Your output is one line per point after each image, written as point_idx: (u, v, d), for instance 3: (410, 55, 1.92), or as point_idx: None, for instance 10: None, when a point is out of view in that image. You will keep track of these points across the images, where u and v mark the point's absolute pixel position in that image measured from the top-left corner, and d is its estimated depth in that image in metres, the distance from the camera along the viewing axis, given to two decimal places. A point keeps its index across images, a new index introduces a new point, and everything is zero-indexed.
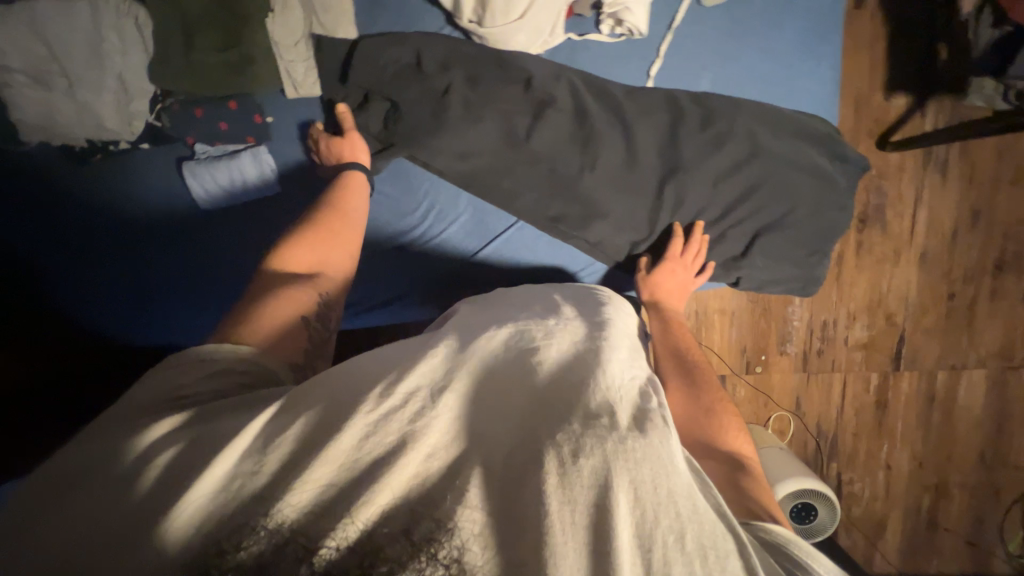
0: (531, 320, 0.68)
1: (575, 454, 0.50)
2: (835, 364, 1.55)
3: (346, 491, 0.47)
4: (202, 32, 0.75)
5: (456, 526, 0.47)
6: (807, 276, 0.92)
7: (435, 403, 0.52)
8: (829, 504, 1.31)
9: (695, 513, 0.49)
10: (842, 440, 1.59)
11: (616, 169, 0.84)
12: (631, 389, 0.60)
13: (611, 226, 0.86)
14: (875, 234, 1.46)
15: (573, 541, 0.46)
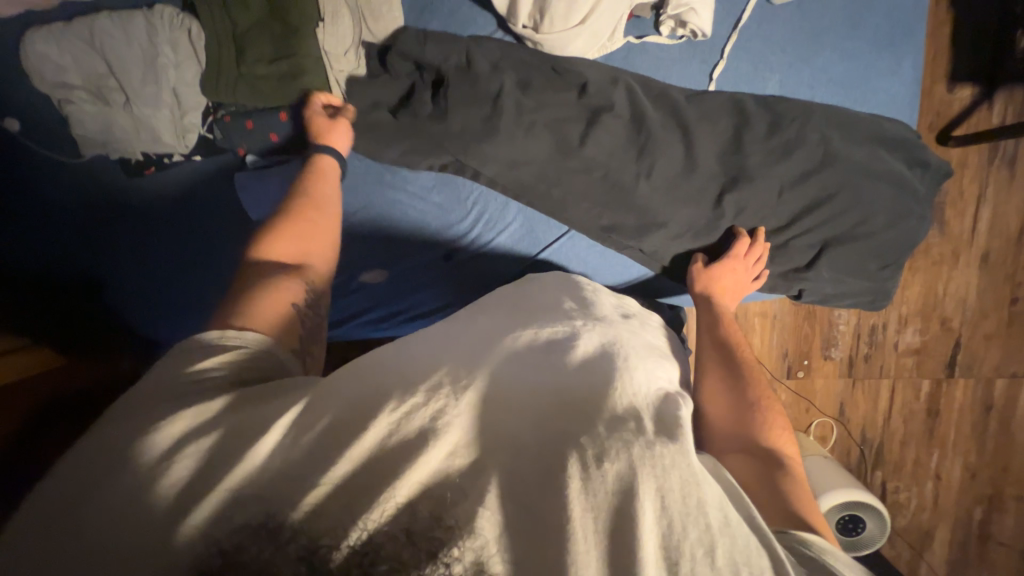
0: (555, 320, 0.67)
1: (599, 458, 0.48)
2: (883, 370, 1.49)
3: (366, 484, 0.46)
4: (254, 45, 0.74)
5: (475, 529, 0.45)
6: (876, 289, 0.87)
7: (458, 401, 0.51)
8: (878, 517, 1.27)
9: (729, 527, 0.47)
10: (888, 448, 1.53)
11: (673, 176, 0.81)
12: (656, 398, 0.60)
13: (666, 236, 0.84)
14: (933, 234, 1.38)
15: (595, 550, 0.44)
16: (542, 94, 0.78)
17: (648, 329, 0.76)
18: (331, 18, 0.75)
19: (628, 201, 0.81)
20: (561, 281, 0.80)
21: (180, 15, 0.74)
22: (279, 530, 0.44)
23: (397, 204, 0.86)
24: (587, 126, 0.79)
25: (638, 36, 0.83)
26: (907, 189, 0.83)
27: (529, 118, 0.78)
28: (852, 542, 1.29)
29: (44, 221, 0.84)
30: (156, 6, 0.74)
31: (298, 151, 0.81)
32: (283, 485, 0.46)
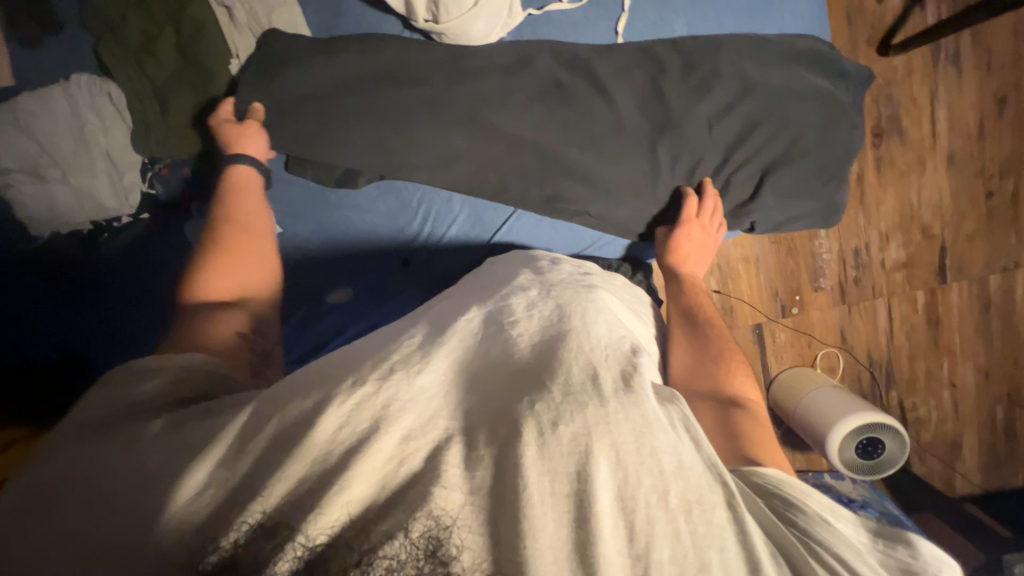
0: (509, 294, 0.69)
1: (555, 423, 0.50)
2: (876, 290, 1.48)
3: (324, 480, 0.46)
4: (176, 95, 0.78)
5: (437, 509, 0.47)
6: (827, 205, 0.90)
7: (410, 385, 0.52)
8: (896, 436, 1.26)
9: (682, 470, 0.49)
10: (897, 366, 1.52)
11: (604, 134, 0.84)
12: (615, 349, 0.61)
13: (611, 195, 0.86)
14: (896, 145, 1.37)
15: (552, 512, 0.46)
16: (460, 83, 0.82)
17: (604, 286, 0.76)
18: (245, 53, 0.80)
19: (562, 171, 0.85)
20: (515, 259, 0.82)
21: (99, 79, 0.76)
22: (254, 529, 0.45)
23: (347, 221, 0.87)
24: (521, 108, 0.83)
25: (539, 7, 0.83)
26: (823, 107, 0.87)
27: (453, 116, 0.83)
28: (872, 465, 1.29)
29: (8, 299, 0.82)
30: (73, 76, 0.76)
31: None
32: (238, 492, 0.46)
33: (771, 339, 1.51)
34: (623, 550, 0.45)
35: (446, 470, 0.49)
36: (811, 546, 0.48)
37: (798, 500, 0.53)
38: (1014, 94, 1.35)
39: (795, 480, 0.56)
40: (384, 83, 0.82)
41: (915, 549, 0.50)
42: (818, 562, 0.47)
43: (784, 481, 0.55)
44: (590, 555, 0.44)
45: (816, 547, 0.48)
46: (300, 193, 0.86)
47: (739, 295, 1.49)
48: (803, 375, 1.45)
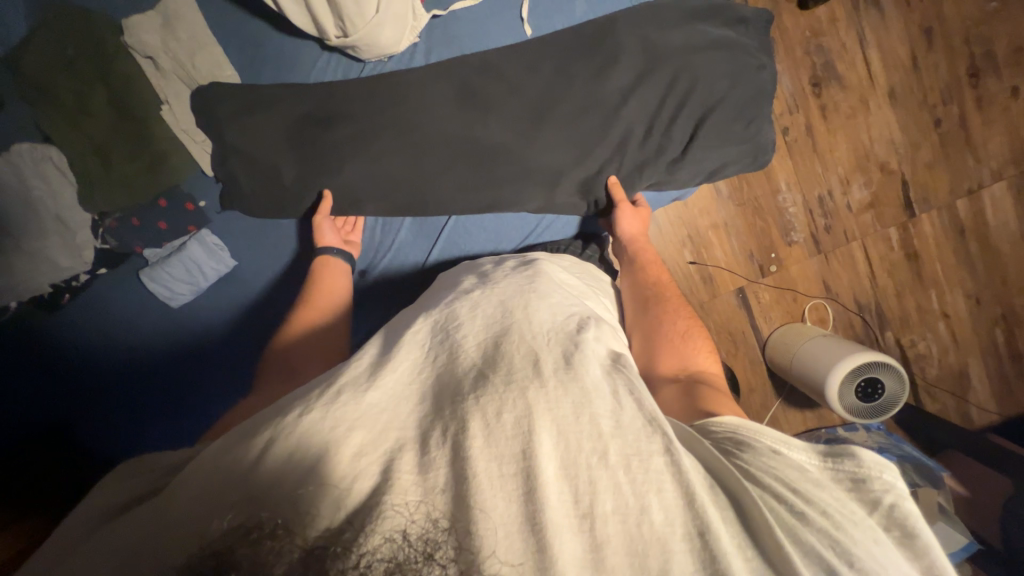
0: (454, 301, 0.71)
1: (499, 411, 0.53)
2: (848, 234, 1.48)
3: (299, 501, 0.45)
4: (114, 150, 0.84)
5: (395, 504, 0.46)
6: (755, 146, 0.93)
7: (358, 402, 0.53)
8: (894, 372, 1.24)
9: (618, 429, 0.53)
10: (886, 306, 1.51)
11: (523, 120, 0.88)
12: (559, 330, 0.64)
13: (541, 177, 0.90)
14: (835, 90, 1.40)
15: (501, 492, 0.48)
16: (384, 94, 0.87)
17: (552, 272, 0.79)
18: (174, 100, 0.85)
19: (502, 161, 0.89)
20: (458, 274, 0.82)
21: (38, 145, 0.81)
22: (242, 535, 0.41)
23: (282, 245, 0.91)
24: (449, 109, 0.88)
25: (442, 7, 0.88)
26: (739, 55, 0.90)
27: (387, 127, 0.87)
28: (875, 407, 1.27)
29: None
30: (12, 147, 0.80)
31: (194, 229, 0.88)
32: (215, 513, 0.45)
33: (757, 301, 1.51)
34: (570, 511, 0.48)
35: (399, 477, 0.48)
36: (751, 474, 0.53)
37: (752, 438, 0.57)
38: (938, 24, 1.38)
39: (748, 421, 0.60)
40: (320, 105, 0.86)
41: (859, 460, 0.53)
42: (756, 485, 0.52)
43: (734, 423, 0.61)
44: (538, 521, 0.47)
45: (755, 471, 0.53)
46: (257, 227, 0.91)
47: (715, 262, 1.49)
48: (794, 330, 1.45)
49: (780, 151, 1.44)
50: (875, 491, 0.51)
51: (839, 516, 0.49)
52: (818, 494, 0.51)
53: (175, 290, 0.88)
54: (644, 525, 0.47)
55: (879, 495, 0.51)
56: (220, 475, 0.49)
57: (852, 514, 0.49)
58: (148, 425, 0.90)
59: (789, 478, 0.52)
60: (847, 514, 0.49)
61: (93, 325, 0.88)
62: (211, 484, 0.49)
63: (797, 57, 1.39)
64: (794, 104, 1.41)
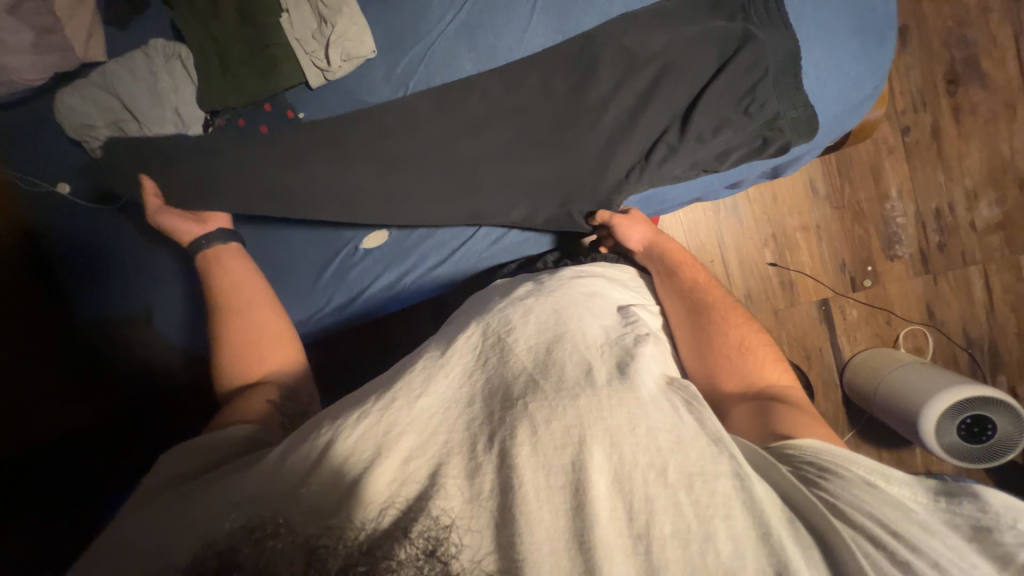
0: (506, 305, 0.66)
1: (547, 417, 0.50)
2: (966, 257, 1.30)
3: (336, 503, 0.45)
4: (235, 52, 0.82)
5: (451, 514, 0.45)
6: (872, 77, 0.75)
7: (410, 408, 0.50)
8: (1011, 413, 1.06)
9: (679, 445, 0.50)
10: (1003, 345, 1.31)
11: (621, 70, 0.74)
12: (612, 344, 0.62)
13: (641, 140, 0.76)
14: (975, 91, 1.24)
15: (549, 505, 0.45)
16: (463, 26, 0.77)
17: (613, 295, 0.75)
18: (293, 7, 0.80)
19: (572, 134, 0.78)
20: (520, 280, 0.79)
21: (172, 44, 0.84)
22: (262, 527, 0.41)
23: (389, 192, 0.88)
24: (526, 65, 0.77)
25: None
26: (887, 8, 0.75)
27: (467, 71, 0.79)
28: (981, 449, 1.08)
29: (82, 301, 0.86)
30: (152, 43, 0.84)
31: None
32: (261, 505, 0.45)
33: (842, 317, 1.36)
34: (624, 531, 0.45)
35: (445, 484, 0.46)
36: (840, 508, 0.48)
37: (841, 467, 0.51)
38: None
39: (835, 446, 0.54)
40: (412, 27, 0.79)
41: (983, 504, 0.47)
42: (846, 523, 0.47)
43: (818, 446, 0.54)
44: (587, 541, 0.43)
45: (848, 511, 0.48)
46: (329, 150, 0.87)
47: (799, 268, 1.36)
48: (883, 353, 1.29)
49: (896, 153, 1.30)
50: (1005, 545, 0.45)
51: (956, 570, 0.43)
52: (930, 543, 0.45)
53: None
54: (709, 554, 0.44)
55: (1010, 550, 0.45)
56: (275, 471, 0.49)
57: (967, 569, 0.44)
58: None
59: (887, 514, 0.47)
60: (965, 568, 0.43)
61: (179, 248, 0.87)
62: (258, 483, 0.48)
63: (935, 49, 1.24)
64: (921, 102, 1.26)
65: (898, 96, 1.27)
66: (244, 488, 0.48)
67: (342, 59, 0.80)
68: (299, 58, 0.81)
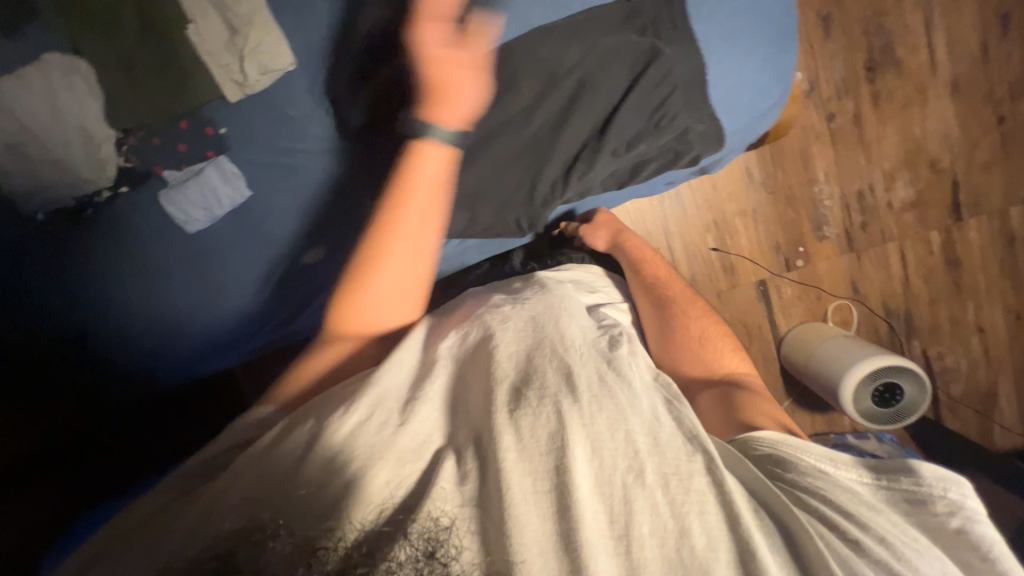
0: (487, 311, 0.70)
1: (532, 424, 0.55)
2: (885, 234, 1.40)
3: (336, 504, 0.49)
4: (138, 63, 0.78)
5: (445, 513, 0.50)
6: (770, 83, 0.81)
7: (404, 416, 0.57)
8: (915, 379, 1.18)
9: (654, 446, 0.56)
10: (917, 313, 1.43)
11: (541, 80, 0.74)
12: (593, 346, 0.67)
13: (566, 149, 0.78)
14: (892, 77, 1.31)
15: (536, 508, 0.51)
16: (377, 41, 0.76)
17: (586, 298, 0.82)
18: (198, 16, 0.77)
19: (499, 144, 0.77)
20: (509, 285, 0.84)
21: (67, 56, 0.78)
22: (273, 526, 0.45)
23: (320, 196, 0.85)
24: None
25: None
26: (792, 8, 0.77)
27: (389, 81, 0.78)
28: (891, 413, 1.21)
29: (24, 296, 0.83)
30: (45, 56, 0.77)
31: (214, 154, 0.82)
32: (266, 502, 0.49)
33: (778, 295, 1.45)
34: (605, 531, 0.50)
35: (439, 487, 0.52)
36: (798, 496, 0.57)
37: (798, 456, 0.60)
38: (1018, 9, 1.26)
39: (790, 437, 0.63)
40: (329, 39, 0.78)
41: (917, 477, 0.55)
42: (804, 507, 0.56)
43: (777, 439, 0.63)
44: (572, 540, 0.49)
45: (807, 497, 0.56)
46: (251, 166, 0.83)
47: (738, 251, 1.44)
48: (812, 327, 1.40)
49: (822, 139, 1.36)
50: (940, 514, 0.53)
51: (901, 545, 0.51)
52: (875, 521, 0.53)
53: (196, 215, 0.83)
54: (684, 551, 0.50)
55: (944, 517, 0.53)
56: (279, 468, 0.53)
57: (911, 542, 0.51)
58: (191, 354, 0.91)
59: (840, 498, 0.55)
60: (909, 543, 0.51)
61: (125, 241, 0.83)
62: (263, 478, 0.52)
63: (855, 36, 1.29)
64: (844, 88, 1.33)
65: (822, 84, 1.33)
66: (249, 486, 0.51)
67: (259, 72, 0.78)
68: (210, 71, 0.78)
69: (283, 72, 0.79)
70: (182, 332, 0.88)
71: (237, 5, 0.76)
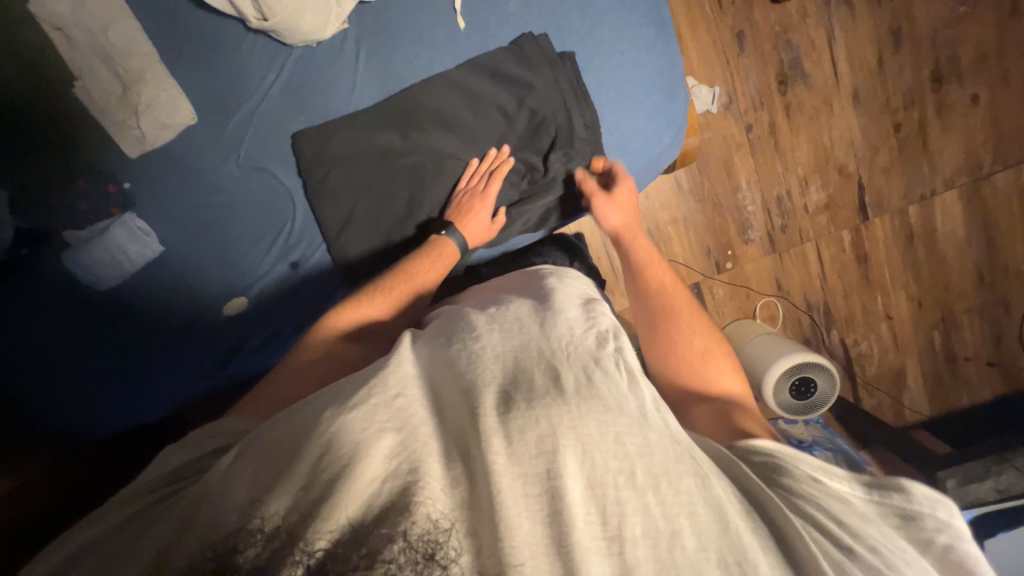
0: (477, 311, 0.64)
1: (523, 428, 0.46)
2: (803, 235, 1.51)
3: (312, 509, 0.42)
4: (30, 122, 0.75)
5: (420, 510, 0.42)
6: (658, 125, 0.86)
7: (375, 409, 0.47)
8: (827, 373, 1.29)
9: (649, 444, 0.48)
10: (834, 306, 1.54)
11: (443, 130, 0.80)
12: (582, 343, 0.57)
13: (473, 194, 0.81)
14: (800, 90, 1.41)
15: (525, 515, 0.43)
16: (283, 96, 0.78)
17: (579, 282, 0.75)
18: (87, 71, 0.74)
19: (410, 187, 0.82)
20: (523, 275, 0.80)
21: None
22: (262, 536, 0.42)
23: (242, 246, 0.83)
24: (355, 125, 0.79)
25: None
26: (676, 50, 0.85)
27: (297, 130, 0.79)
28: (807, 404, 1.32)
29: None
30: None
31: (120, 211, 0.79)
32: (246, 512, 0.44)
33: (711, 296, 1.52)
34: (598, 534, 0.43)
35: (421, 492, 0.43)
36: (794, 502, 0.52)
37: (796, 466, 0.55)
38: (907, 25, 1.38)
39: (785, 446, 0.57)
40: (232, 90, 0.78)
41: (908, 493, 0.51)
42: (803, 514, 0.51)
43: (771, 447, 0.57)
44: (565, 547, 0.42)
45: (801, 502, 0.52)
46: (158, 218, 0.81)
47: (673, 257, 1.49)
48: (742, 326, 1.48)
49: (743, 148, 1.44)
50: (927, 530, 0.49)
51: (890, 554, 0.46)
52: (867, 531, 0.49)
53: (103, 274, 0.80)
54: (677, 551, 0.43)
55: (932, 534, 0.48)
56: (267, 467, 0.47)
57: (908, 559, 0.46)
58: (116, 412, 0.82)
59: (833, 512, 0.50)
60: (898, 551, 0.47)
61: (50, 297, 0.80)
62: (246, 478, 0.47)
63: (765, 51, 1.39)
64: (759, 101, 1.41)
65: (739, 97, 1.41)
66: (232, 489, 0.46)
67: (158, 126, 0.77)
68: (105, 127, 0.76)
69: (186, 125, 0.78)
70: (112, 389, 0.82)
71: (129, 58, 0.74)
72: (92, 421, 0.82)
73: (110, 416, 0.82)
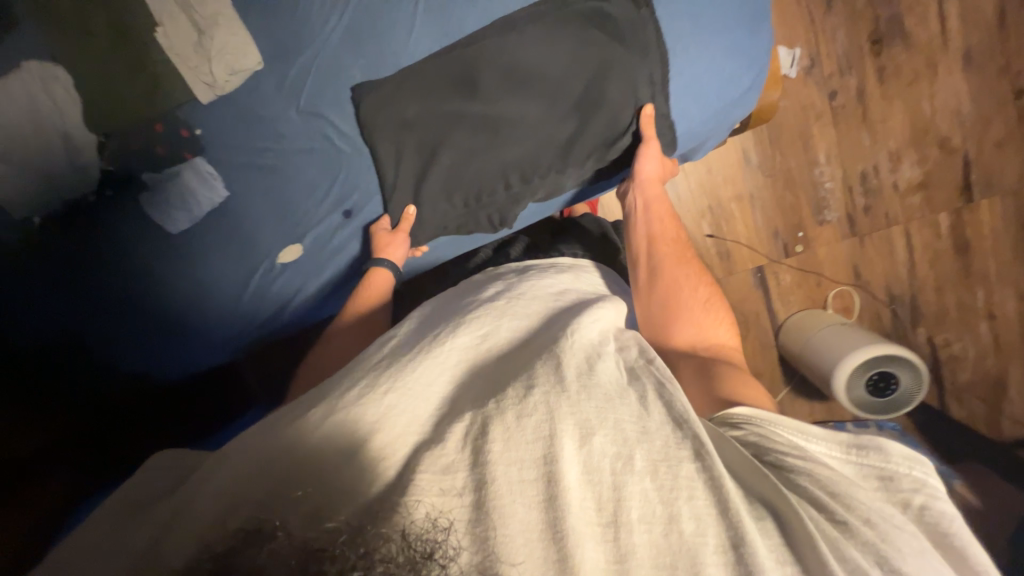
0: (472, 310, 0.64)
1: (520, 414, 0.47)
2: (890, 217, 1.34)
3: (305, 497, 0.41)
4: (116, 69, 0.80)
5: (422, 495, 0.42)
6: (746, 60, 0.80)
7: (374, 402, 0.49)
8: (911, 368, 1.15)
9: (645, 434, 0.47)
10: (923, 300, 1.36)
11: (506, 66, 0.77)
12: (580, 338, 0.56)
13: (531, 141, 0.81)
14: (898, 51, 1.25)
15: (521, 498, 0.43)
16: (347, 36, 0.79)
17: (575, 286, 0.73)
18: (169, 21, 0.79)
19: (473, 132, 0.80)
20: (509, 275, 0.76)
21: (46, 63, 0.78)
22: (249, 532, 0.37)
23: (297, 193, 0.85)
24: (422, 60, 0.78)
25: None
26: None
27: (359, 74, 0.80)
28: (884, 403, 1.18)
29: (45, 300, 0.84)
30: (23, 63, 0.78)
31: (191, 156, 0.83)
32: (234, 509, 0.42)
33: (776, 283, 1.38)
34: (592, 518, 0.43)
35: (419, 479, 0.43)
36: (790, 483, 0.47)
37: (781, 449, 0.50)
38: None
39: (771, 414, 0.53)
40: (294, 35, 0.79)
41: (885, 454, 0.47)
42: (807, 502, 0.45)
43: (750, 413, 0.54)
44: (560, 530, 0.41)
45: (792, 477, 0.47)
46: (222, 163, 0.84)
47: (735, 237, 1.36)
48: (808, 316, 1.33)
49: (824, 118, 1.30)
50: (902, 490, 0.46)
51: (878, 519, 0.43)
52: (857, 497, 0.45)
53: (176, 216, 0.84)
54: (672, 535, 0.42)
55: (907, 494, 0.46)
56: (259, 461, 0.45)
57: (894, 526, 0.43)
58: (189, 355, 0.90)
59: (821, 479, 0.46)
60: (886, 517, 0.43)
61: (125, 247, 0.84)
62: (226, 479, 0.45)
63: (860, 8, 1.25)
64: (847, 64, 1.27)
65: (824, 60, 1.27)
66: (214, 491, 0.44)
67: (228, 72, 0.80)
68: (181, 72, 0.80)
69: (252, 71, 0.80)
70: (180, 334, 0.88)
71: (205, 6, 0.78)
72: (155, 362, 0.89)
73: (182, 359, 0.90)
